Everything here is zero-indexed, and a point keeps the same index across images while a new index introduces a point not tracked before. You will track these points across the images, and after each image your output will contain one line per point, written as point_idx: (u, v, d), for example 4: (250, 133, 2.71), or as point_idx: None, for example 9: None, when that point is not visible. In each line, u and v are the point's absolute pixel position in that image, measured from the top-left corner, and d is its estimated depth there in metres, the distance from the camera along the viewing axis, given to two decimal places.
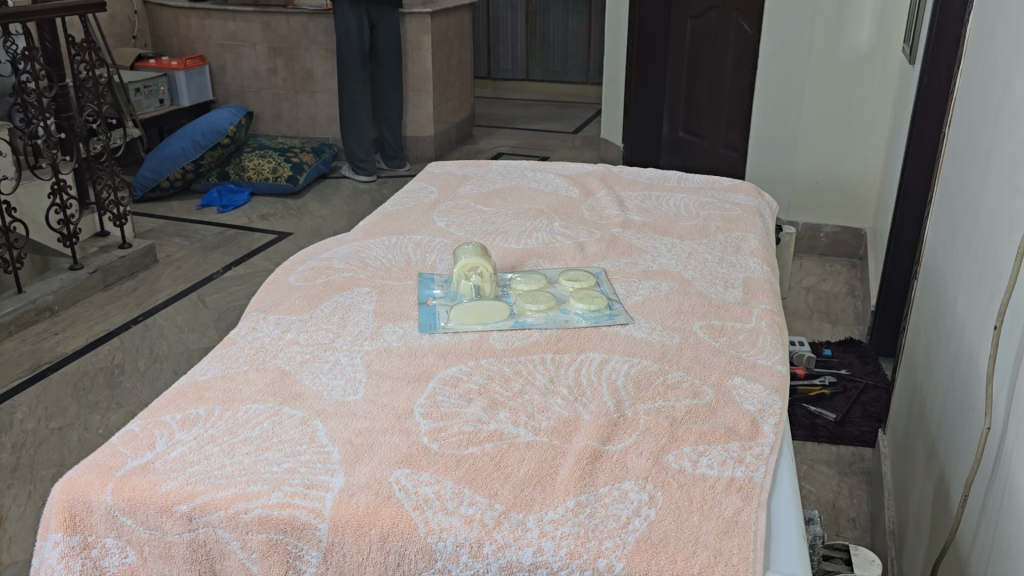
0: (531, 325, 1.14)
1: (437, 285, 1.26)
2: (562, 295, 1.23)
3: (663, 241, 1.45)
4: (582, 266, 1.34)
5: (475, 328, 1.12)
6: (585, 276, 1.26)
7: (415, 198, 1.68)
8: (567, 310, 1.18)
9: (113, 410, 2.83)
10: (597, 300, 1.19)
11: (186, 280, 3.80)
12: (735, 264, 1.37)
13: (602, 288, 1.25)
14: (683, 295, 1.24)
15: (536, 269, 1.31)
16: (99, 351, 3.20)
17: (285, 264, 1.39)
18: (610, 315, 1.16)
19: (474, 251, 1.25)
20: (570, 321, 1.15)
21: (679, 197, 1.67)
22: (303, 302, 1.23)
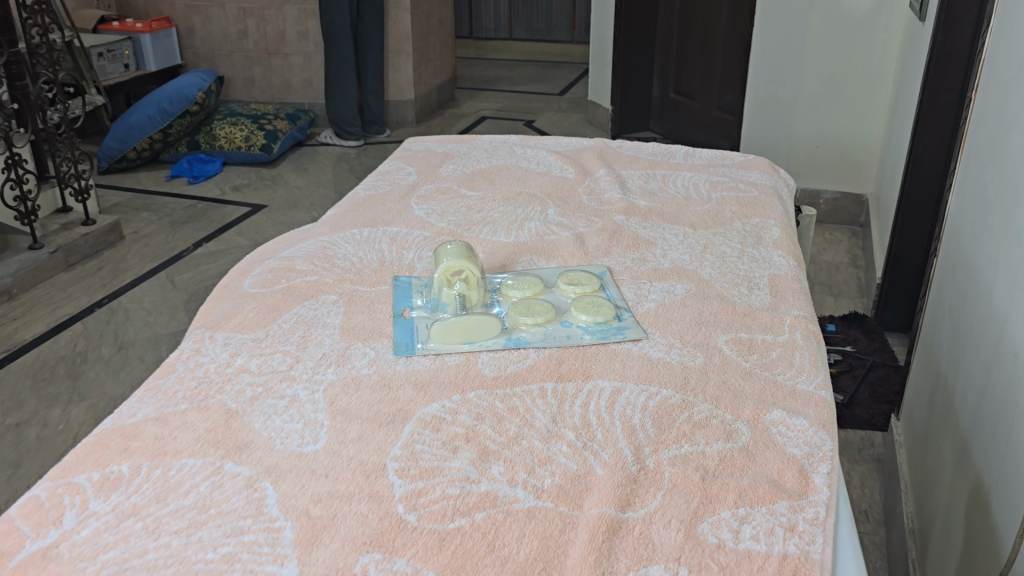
0: (527, 342, 0.96)
1: (416, 293, 1.08)
2: (562, 302, 1.05)
3: (674, 231, 1.27)
4: (583, 264, 1.17)
5: (460, 349, 0.95)
6: (589, 277, 1.09)
7: (389, 181, 1.49)
8: (569, 323, 1.00)
9: (75, 404, 2.65)
10: (603, 311, 1.01)
11: (154, 259, 3.59)
12: (757, 258, 1.20)
13: (609, 294, 1.07)
14: (702, 299, 1.06)
15: (531, 270, 1.13)
16: (60, 339, 3.00)
17: (239, 266, 1.20)
18: (619, 329, 0.99)
19: (459, 252, 1.06)
20: (572, 337, 0.97)
21: (688, 176, 1.49)
22: (257, 314, 1.04)
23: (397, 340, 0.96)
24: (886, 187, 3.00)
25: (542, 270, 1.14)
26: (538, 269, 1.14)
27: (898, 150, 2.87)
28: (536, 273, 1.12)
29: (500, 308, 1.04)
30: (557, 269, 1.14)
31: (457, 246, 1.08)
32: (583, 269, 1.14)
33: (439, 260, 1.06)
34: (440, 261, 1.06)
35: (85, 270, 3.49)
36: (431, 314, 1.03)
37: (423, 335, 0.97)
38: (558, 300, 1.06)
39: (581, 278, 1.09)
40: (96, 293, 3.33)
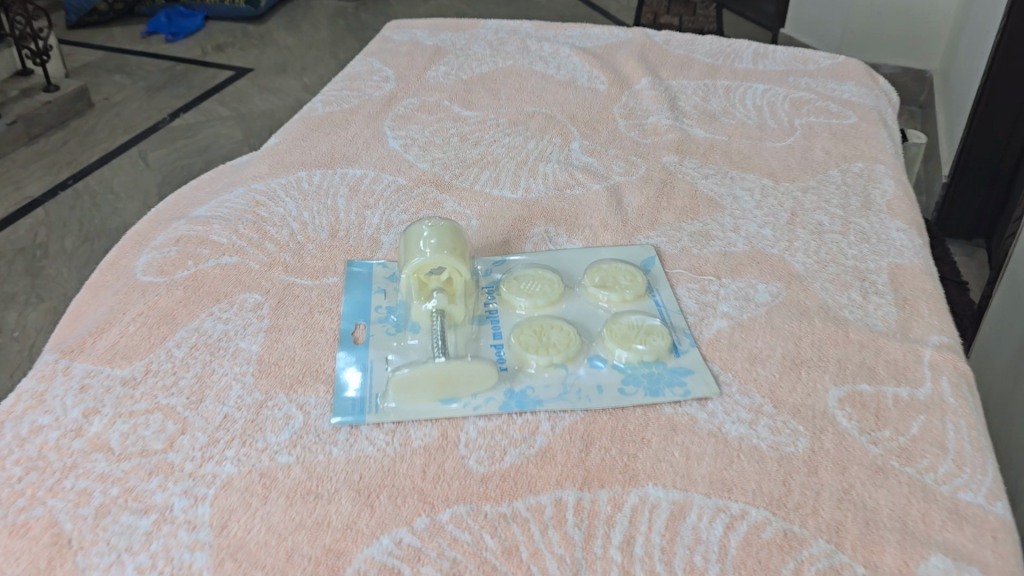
0: (536, 403, 0.63)
1: (376, 296, 0.74)
2: (590, 316, 0.72)
3: (748, 182, 0.91)
4: (618, 243, 0.81)
5: (436, 415, 0.62)
6: (632, 273, 0.75)
7: (357, 92, 1.11)
8: (601, 362, 0.67)
9: (32, 306, 2.08)
10: (653, 343, 0.67)
11: (125, 130, 2.96)
12: (869, 235, 0.83)
13: (662, 306, 0.73)
14: (797, 317, 0.72)
15: (545, 260, 0.78)
16: (16, 227, 2.41)
17: (134, 231, 0.86)
18: (677, 378, 0.65)
19: (439, 237, 0.72)
20: (606, 393, 0.64)
21: (760, 92, 1.10)
22: (142, 329, 0.71)
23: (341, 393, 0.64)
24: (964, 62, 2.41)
25: (560, 253, 0.79)
26: (554, 253, 0.80)
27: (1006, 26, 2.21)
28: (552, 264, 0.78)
29: (497, 327, 0.70)
30: (583, 253, 0.79)
31: (436, 225, 0.74)
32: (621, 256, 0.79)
33: (407, 251, 0.72)
34: (408, 252, 0.72)
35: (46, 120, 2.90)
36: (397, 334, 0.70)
37: (381, 385, 0.65)
38: (583, 313, 0.72)
39: (620, 273, 0.75)
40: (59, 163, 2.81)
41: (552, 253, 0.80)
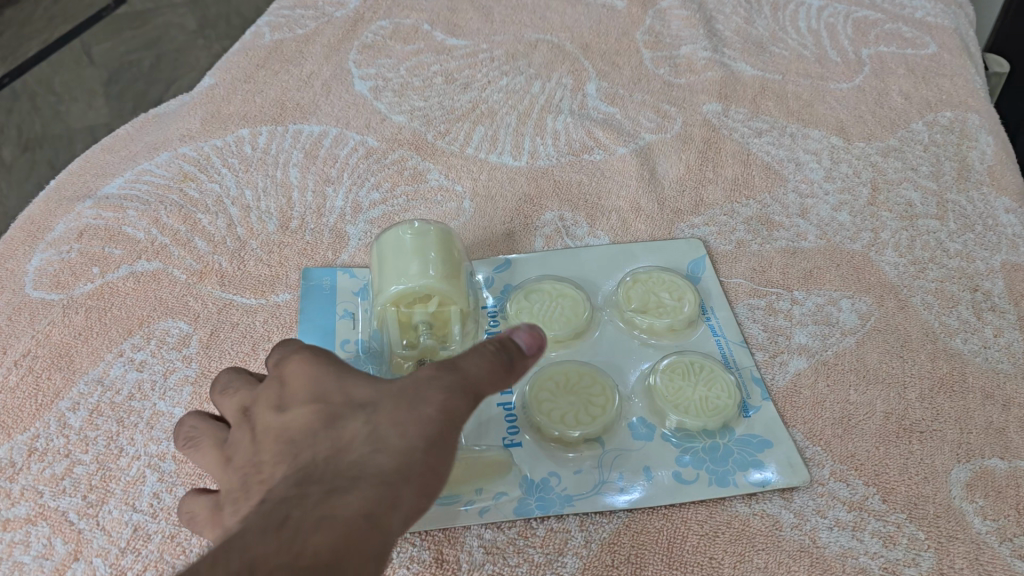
0: (565, 502, 0.46)
1: (342, 323, 0.57)
2: (628, 355, 0.55)
3: (813, 142, 0.73)
4: (660, 239, 0.63)
5: (435, 524, 0.45)
6: (682, 288, 0.57)
7: (313, 9, 0.88)
8: (647, 430, 0.50)
9: None
10: (719, 403, 0.50)
11: None
12: (972, 221, 0.66)
13: (722, 335, 0.56)
14: (897, 352, 0.54)
15: (567, 265, 0.60)
16: None
17: (23, 220, 0.67)
18: (752, 456, 0.48)
19: (421, 251, 0.53)
20: (657, 482, 0.47)
21: (816, 10, 0.89)
22: (26, 380, 0.53)
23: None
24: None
25: (584, 254, 0.61)
26: (578, 252, 0.62)
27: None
28: (576, 273, 0.60)
29: None
30: (615, 254, 0.61)
31: (418, 228, 0.55)
32: (664, 257, 0.61)
33: (381, 270, 0.54)
34: (381, 272, 0.54)
35: None
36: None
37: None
38: (618, 353, 0.55)
39: (667, 287, 0.57)
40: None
41: (575, 251, 0.62)
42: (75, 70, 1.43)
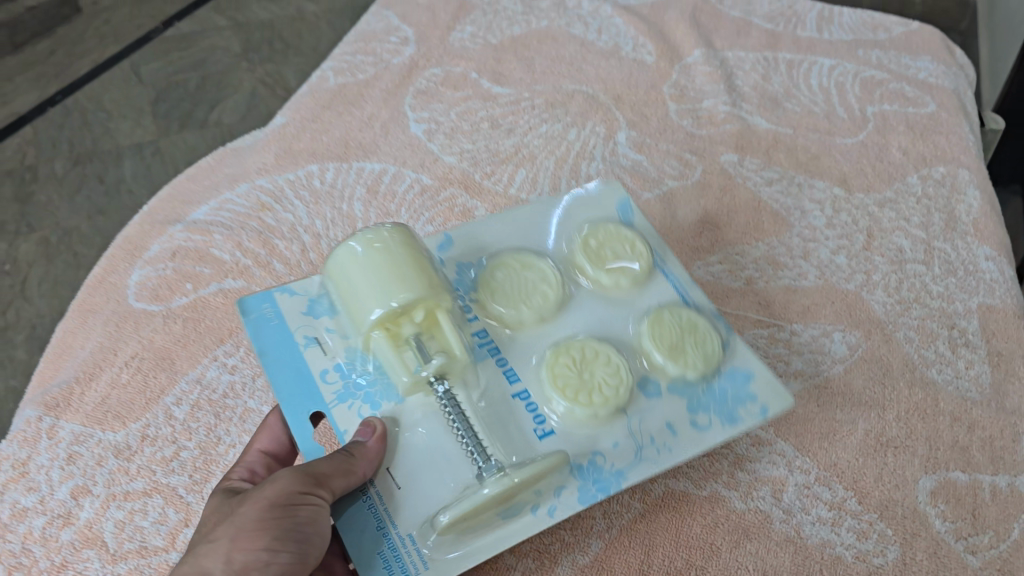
0: (619, 477, 0.51)
1: (311, 350, 0.55)
2: (611, 317, 0.59)
3: (818, 192, 0.81)
4: (575, 197, 0.66)
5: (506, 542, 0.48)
6: (627, 236, 0.62)
7: (372, 55, 0.98)
8: (654, 389, 0.55)
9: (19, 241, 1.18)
10: (707, 350, 0.56)
11: None
12: (955, 266, 0.74)
13: (673, 278, 0.61)
14: (878, 379, 0.63)
15: (513, 237, 0.63)
16: None
17: (123, 239, 0.77)
18: (745, 391, 0.55)
19: (386, 260, 0.51)
20: (681, 434, 0.53)
21: (828, 69, 0.98)
22: (136, 378, 0.63)
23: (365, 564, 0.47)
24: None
25: (522, 226, 0.64)
26: (511, 222, 0.64)
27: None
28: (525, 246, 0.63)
29: (508, 368, 0.55)
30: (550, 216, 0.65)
31: (372, 238, 0.53)
32: (589, 213, 0.65)
33: (351, 296, 0.51)
34: (353, 299, 0.51)
35: None
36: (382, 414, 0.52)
37: (404, 518, 0.48)
38: (602, 324, 0.58)
39: (615, 239, 0.62)
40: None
41: (512, 221, 0.64)
42: (121, 90, 1.33)
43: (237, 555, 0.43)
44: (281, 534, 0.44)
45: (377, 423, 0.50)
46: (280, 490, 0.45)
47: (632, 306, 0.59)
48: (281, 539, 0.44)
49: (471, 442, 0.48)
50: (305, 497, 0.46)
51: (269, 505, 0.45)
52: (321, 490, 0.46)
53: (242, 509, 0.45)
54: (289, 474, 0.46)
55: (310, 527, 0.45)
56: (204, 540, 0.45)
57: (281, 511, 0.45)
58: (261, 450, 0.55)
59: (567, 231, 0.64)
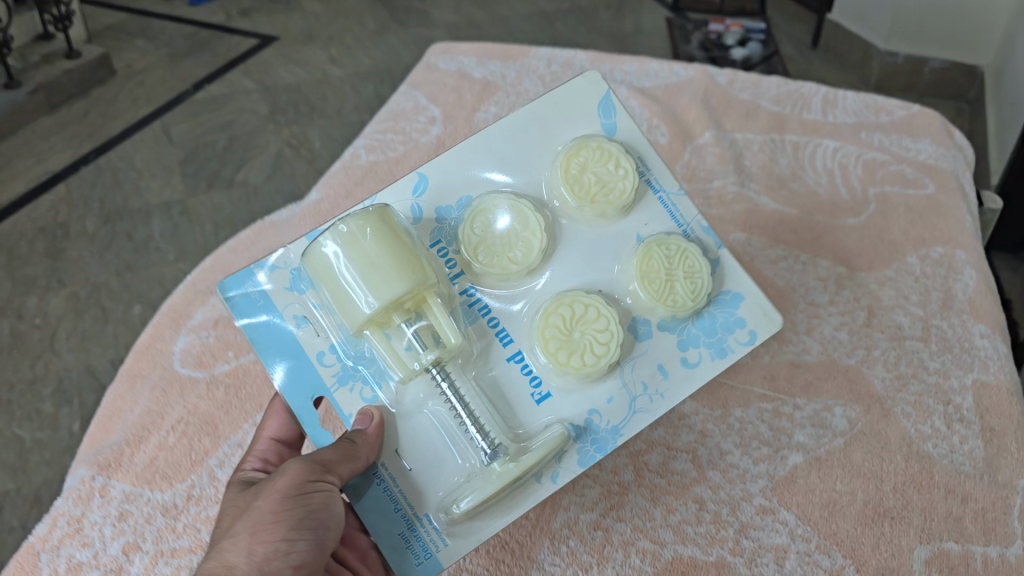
0: (615, 435, 0.55)
1: (303, 334, 0.57)
2: (599, 247, 0.59)
3: (822, 270, 0.86)
4: (562, 87, 0.63)
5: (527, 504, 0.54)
6: (607, 151, 0.59)
7: (403, 134, 1.04)
8: (646, 327, 0.58)
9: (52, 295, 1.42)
10: (696, 282, 0.56)
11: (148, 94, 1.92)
12: (950, 343, 0.78)
13: (662, 196, 0.60)
14: (876, 452, 0.67)
15: (493, 163, 0.61)
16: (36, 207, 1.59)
17: (170, 306, 0.82)
18: (735, 317, 0.58)
19: (364, 257, 0.50)
20: (673, 377, 0.56)
21: (831, 150, 1.04)
22: (182, 441, 0.68)
23: (385, 539, 0.53)
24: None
25: (496, 143, 0.61)
26: (485, 141, 0.61)
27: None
28: (502, 168, 0.61)
29: (502, 331, 0.57)
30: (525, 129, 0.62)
31: (349, 232, 0.51)
32: (567, 118, 0.62)
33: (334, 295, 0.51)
34: (338, 295, 0.51)
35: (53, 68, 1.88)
36: (384, 398, 0.56)
37: (419, 500, 0.54)
38: (596, 258, 0.59)
39: (597, 157, 0.59)
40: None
41: (486, 140, 0.61)
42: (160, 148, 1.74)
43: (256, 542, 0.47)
44: (298, 522, 0.48)
45: (375, 412, 0.54)
46: (292, 479, 0.49)
47: (618, 235, 0.60)
48: (299, 527, 0.48)
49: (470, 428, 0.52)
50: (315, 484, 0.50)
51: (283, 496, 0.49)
52: (330, 476, 0.50)
53: (257, 503, 0.49)
54: (296, 466, 0.50)
55: (322, 511, 0.50)
56: (221, 533, 0.49)
57: (294, 501, 0.49)
58: (273, 438, 0.61)
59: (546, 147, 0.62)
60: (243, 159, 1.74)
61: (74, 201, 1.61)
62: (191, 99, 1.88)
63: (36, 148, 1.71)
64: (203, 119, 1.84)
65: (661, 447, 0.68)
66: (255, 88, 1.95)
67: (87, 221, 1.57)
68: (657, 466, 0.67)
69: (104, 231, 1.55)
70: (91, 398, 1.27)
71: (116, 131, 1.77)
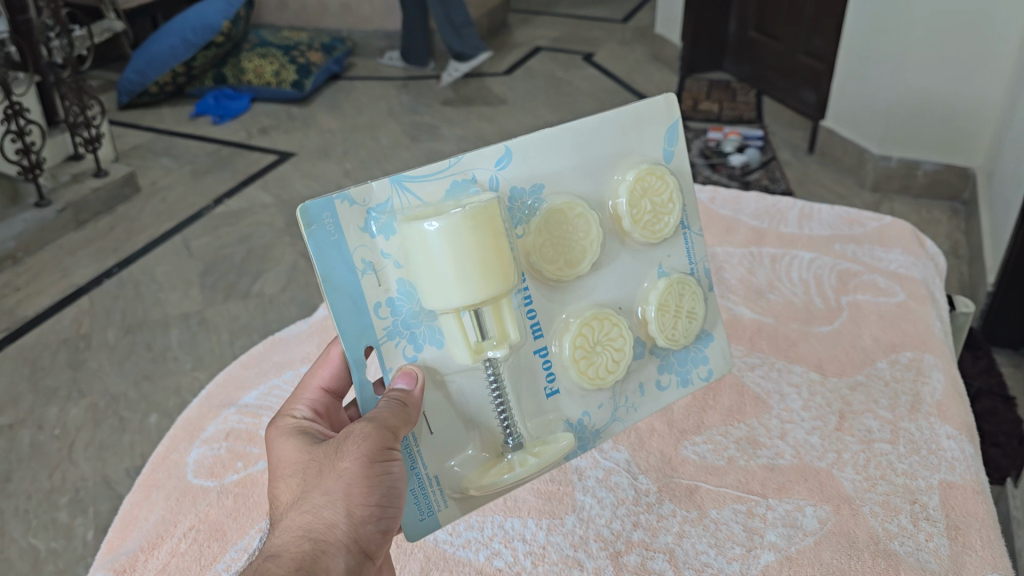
0: (595, 435, 0.71)
1: (367, 279, 0.62)
2: (629, 260, 0.71)
3: (796, 375, 0.92)
4: (649, 101, 0.70)
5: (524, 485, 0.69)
6: (667, 184, 0.69)
7: None
8: (640, 345, 0.72)
9: (74, 402, 1.49)
10: (692, 320, 0.72)
11: (175, 212, 2.05)
12: (918, 444, 0.82)
13: (688, 233, 0.73)
14: (845, 551, 0.71)
15: (571, 149, 0.68)
16: (65, 319, 1.70)
17: (184, 420, 0.89)
18: (702, 354, 0.75)
19: (477, 260, 0.58)
20: (646, 394, 0.73)
21: (806, 262, 1.11)
22: (193, 547, 0.73)
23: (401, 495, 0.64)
24: (853, 70, 2.07)
25: (582, 127, 0.68)
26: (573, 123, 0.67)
27: (971, 3, 1.74)
28: (578, 154, 0.68)
29: (535, 320, 0.68)
30: (610, 127, 0.69)
31: (469, 220, 0.57)
32: (645, 127, 0.70)
33: (436, 281, 0.58)
34: (443, 276, 0.58)
35: (88, 191, 2.02)
36: (424, 358, 0.65)
37: (431, 462, 0.66)
38: (623, 270, 0.71)
39: (657, 187, 0.69)
40: (104, 106, 2.18)
41: (574, 126, 0.67)
42: (179, 264, 1.86)
43: (356, 511, 0.55)
44: (384, 492, 0.57)
45: (418, 374, 0.63)
46: (374, 448, 0.57)
47: (649, 258, 0.72)
48: (384, 497, 0.57)
49: (507, 421, 0.65)
50: (390, 453, 0.58)
51: (367, 460, 0.57)
52: (397, 444, 0.59)
53: (345, 464, 0.57)
54: (374, 432, 0.58)
55: (398, 479, 0.58)
56: (317, 486, 0.56)
57: (380, 471, 0.57)
58: (320, 386, 0.68)
59: (624, 148, 0.70)
60: (259, 271, 1.82)
61: (97, 313, 1.71)
62: (213, 213, 2.04)
63: (64, 263, 1.87)
64: (222, 233, 1.96)
65: (640, 547, 0.73)
66: (273, 203, 2.08)
67: (109, 332, 1.66)
68: (635, 566, 0.71)
69: (124, 341, 1.63)
70: (106, 506, 1.30)
71: (139, 245, 1.92)
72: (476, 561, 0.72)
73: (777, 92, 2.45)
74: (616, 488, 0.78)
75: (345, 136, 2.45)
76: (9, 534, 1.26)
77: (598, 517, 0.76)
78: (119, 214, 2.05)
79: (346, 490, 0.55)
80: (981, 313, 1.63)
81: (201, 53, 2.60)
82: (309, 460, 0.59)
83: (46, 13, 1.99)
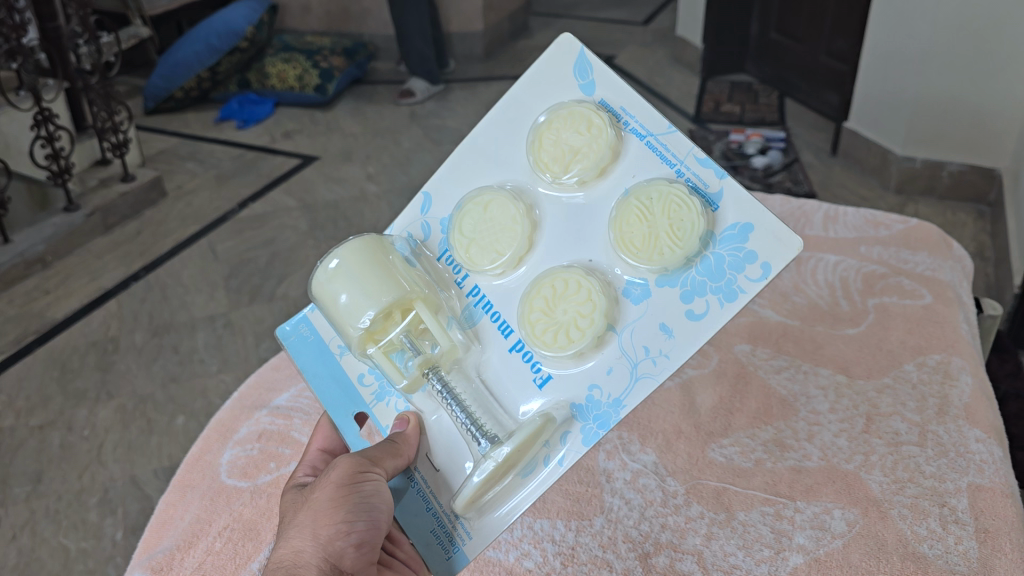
0: (613, 406, 0.63)
1: (343, 356, 0.72)
2: (593, 219, 0.69)
3: (822, 378, 0.92)
4: (539, 64, 0.73)
5: (537, 489, 0.64)
6: (575, 113, 0.68)
7: None
8: (642, 289, 0.65)
9: (103, 404, 1.52)
10: (681, 228, 0.62)
11: (200, 215, 2.08)
12: (946, 447, 0.82)
13: (649, 140, 0.67)
14: (874, 553, 0.71)
15: (484, 166, 0.74)
16: (94, 322, 1.73)
17: (218, 421, 0.90)
18: (739, 253, 0.61)
19: (349, 282, 0.66)
20: (673, 334, 0.62)
21: (832, 264, 1.11)
22: (228, 545, 0.74)
23: (420, 531, 0.66)
24: (876, 69, 2.05)
25: (486, 143, 0.74)
26: (475, 143, 0.75)
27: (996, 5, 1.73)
28: (495, 166, 0.73)
29: (501, 322, 0.69)
30: (507, 113, 0.74)
31: (334, 261, 0.68)
32: (547, 86, 0.72)
33: (339, 320, 0.67)
34: (338, 303, 0.66)
35: (115, 195, 2.05)
36: (415, 402, 0.69)
37: (446, 497, 0.66)
38: (583, 229, 0.69)
39: (566, 123, 0.68)
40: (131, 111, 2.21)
41: (478, 149, 0.74)
42: (206, 267, 1.88)
43: (324, 531, 0.59)
44: (356, 510, 0.60)
45: (410, 417, 0.68)
46: (343, 473, 0.62)
47: (608, 197, 0.68)
48: (356, 514, 0.60)
49: (469, 420, 0.64)
50: (363, 475, 0.62)
51: (337, 486, 0.61)
52: (377, 468, 0.63)
53: (316, 494, 0.62)
54: (346, 461, 0.62)
55: (374, 496, 0.61)
56: (295, 518, 0.61)
57: (349, 491, 0.61)
58: (321, 449, 0.73)
59: (531, 122, 0.73)
60: (284, 274, 1.85)
61: (125, 316, 1.74)
62: (238, 217, 2.06)
63: (93, 267, 1.90)
64: (247, 236, 1.99)
65: (668, 548, 0.73)
66: (297, 206, 2.11)
67: (136, 335, 1.68)
68: (664, 566, 0.72)
69: (151, 343, 1.66)
70: (135, 507, 1.32)
71: (166, 249, 1.95)
72: (506, 561, 0.74)
73: (799, 94, 2.42)
74: (644, 489, 0.79)
75: (368, 140, 2.47)
76: (40, 534, 1.28)
77: (627, 518, 0.76)
78: (145, 219, 2.08)
79: (315, 515, 0.60)
80: (1008, 315, 1.62)
81: (225, 58, 2.64)
82: (296, 496, 0.64)
83: (75, 20, 2.01)
